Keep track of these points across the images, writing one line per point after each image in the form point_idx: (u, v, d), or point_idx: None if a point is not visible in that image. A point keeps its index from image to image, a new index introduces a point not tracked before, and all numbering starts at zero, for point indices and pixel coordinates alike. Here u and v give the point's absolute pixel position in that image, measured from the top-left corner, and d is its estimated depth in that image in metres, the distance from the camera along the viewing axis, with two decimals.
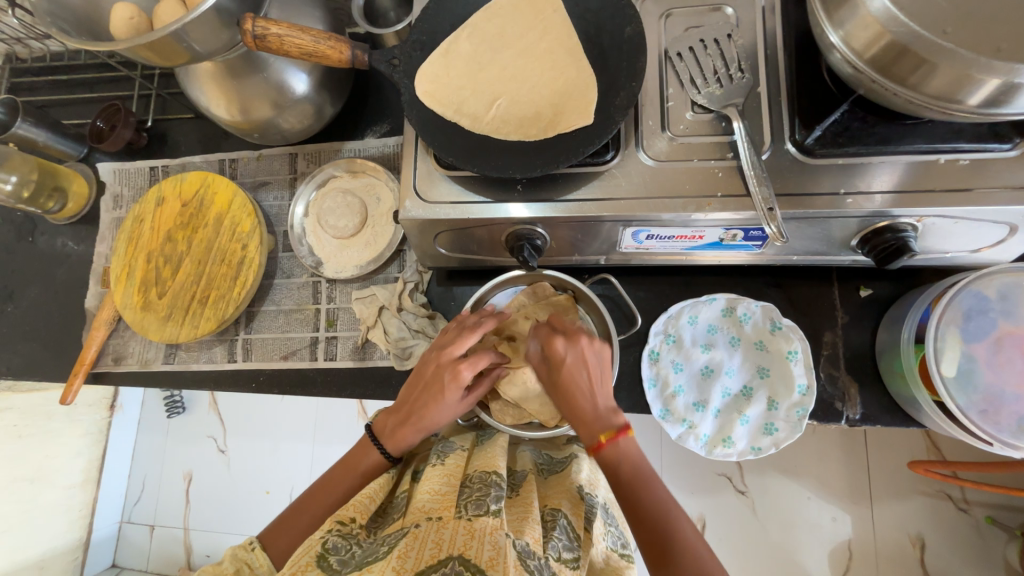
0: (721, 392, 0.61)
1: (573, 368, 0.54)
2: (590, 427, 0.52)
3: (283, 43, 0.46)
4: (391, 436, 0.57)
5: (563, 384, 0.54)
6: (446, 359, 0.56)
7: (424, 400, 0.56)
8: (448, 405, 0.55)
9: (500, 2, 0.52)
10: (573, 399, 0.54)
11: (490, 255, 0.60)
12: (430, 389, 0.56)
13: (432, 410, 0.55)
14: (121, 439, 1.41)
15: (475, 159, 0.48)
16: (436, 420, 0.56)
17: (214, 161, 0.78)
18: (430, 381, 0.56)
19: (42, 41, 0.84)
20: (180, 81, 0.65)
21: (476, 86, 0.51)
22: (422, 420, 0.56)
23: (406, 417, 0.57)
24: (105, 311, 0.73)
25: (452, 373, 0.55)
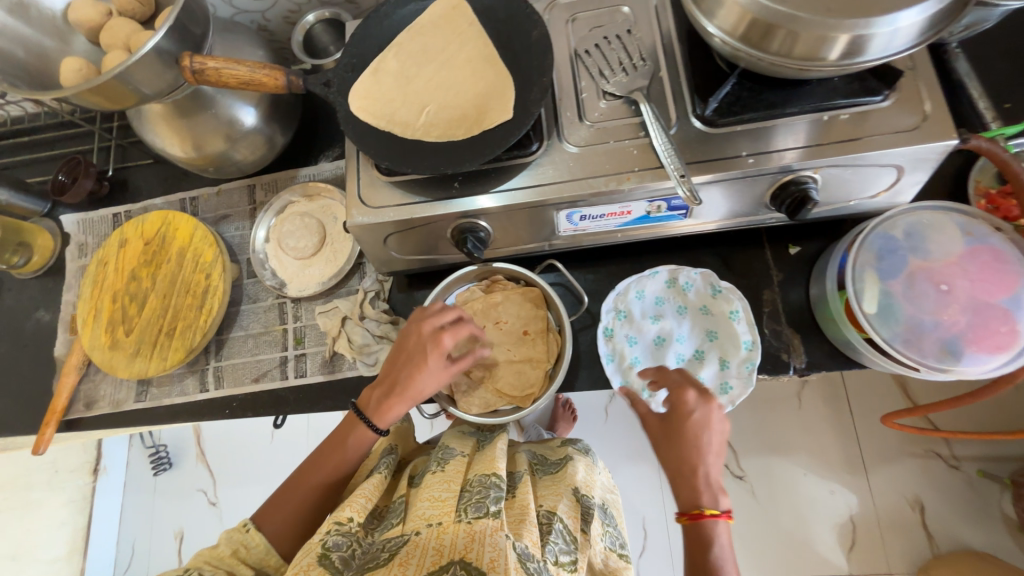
0: (675, 358, 0.64)
1: (699, 426, 0.51)
2: (691, 499, 0.50)
3: (220, 75, 0.50)
4: (377, 413, 0.56)
5: (683, 437, 0.51)
6: (433, 329, 0.56)
7: (408, 369, 0.56)
8: (433, 373, 0.55)
9: (420, 21, 0.57)
10: (679, 455, 0.51)
11: (441, 253, 0.64)
12: (416, 361, 0.56)
13: (417, 379, 0.55)
14: (107, 501, 1.39)
15: (409, 162, 0.52)
16: (422, 390, 0.56)
17: (175, 201, 0.81)
18: (417, 352, 0.56)
19: (1, 107, 0.87)
20: (134, 125, 0.68)
21: (405, 97, 0.55)
22: (410, 391, 0.56)
23: (391, 391, 0.56)
24: (74, 357, 0.74)
25: (442, 344, 0.55)
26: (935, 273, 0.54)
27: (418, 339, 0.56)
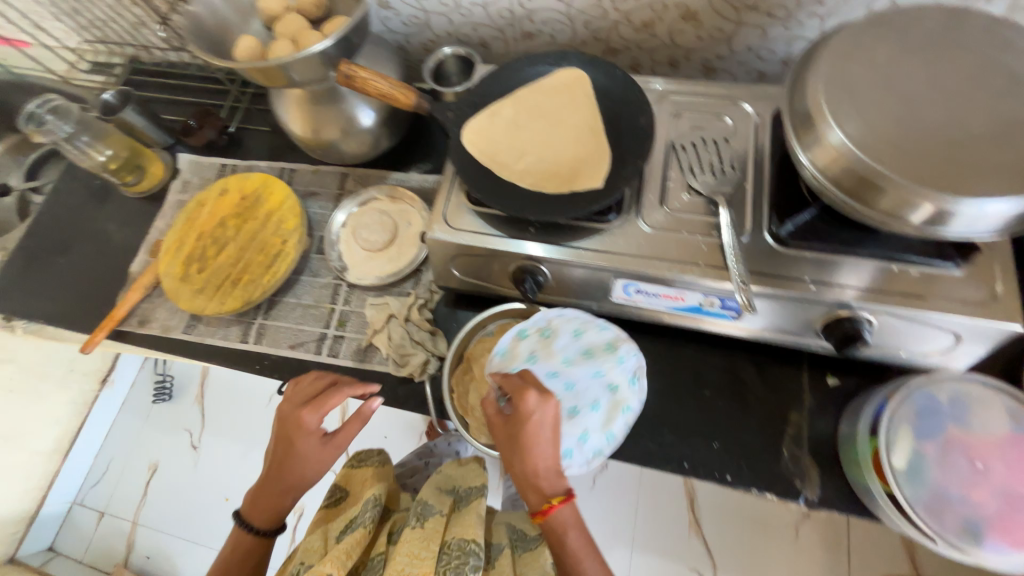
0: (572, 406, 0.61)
1: (536, 424, 0.55)
2: (539, 494, 0.55)
3: (366, 84, 0.58)
4: (276, 497, 0.61)
5: (523, 443, 0.54)
6: (291, 420, 0.60)
7: (286, 451, 0.60)
8: (311, 453, 0.59)
9: (543, 82, 0.63)
10: (528, 459, 0.54)
11: (497, 284, 0.68)
12: (300, 451, 0.59)
13: (294, 461, 0.59)
14: (104, 413, 1.46)
15: (499, 198, 0.57)
16: (307, 468, 0.59)
17: (276, 168, 0.89)
18: (291, 441, 0.59)
19: (164, 52, 1.01)
20: (271, 100, 0.78)
21: (511, 142, 0.61)
22: (302, 479, 0.60)
23: (284, 481, 0.60)
24: (147, 277, 0.81)
25: (311, 429, 0.60)
26: (972, 447, 0.54)
27: (284, 430, 0.61)
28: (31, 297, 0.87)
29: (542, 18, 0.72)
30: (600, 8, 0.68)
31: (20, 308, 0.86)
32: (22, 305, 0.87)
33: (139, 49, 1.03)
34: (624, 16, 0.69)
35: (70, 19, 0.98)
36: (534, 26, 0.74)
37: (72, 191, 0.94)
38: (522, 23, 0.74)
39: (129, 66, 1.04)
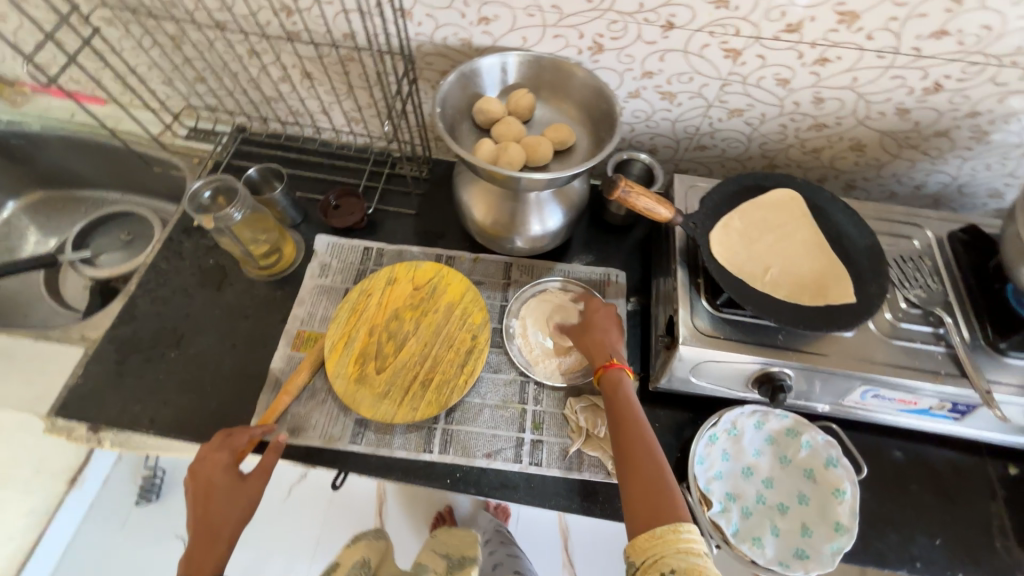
0: (758, 495, 0.65)
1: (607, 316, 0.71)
2: (625, 405, 0.61)
3: (635, 203, 0.60)
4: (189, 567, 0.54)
5: (595, 323, 0.71)
6: (200, 471, 0.59)
7: (202, 473, 0.59)
8: (222, 467, 0.59)
9: (763, 198, 0.69)
10: (598, 343, 0.68)
11: (725, 388, 0.68)
12: (217, 498, 0.58)
13: (212, 478, 0.59)
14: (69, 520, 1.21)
15: (766, 310, 0.60)
16: (213, 484, 0.58)
17: (431, 255, 0.86)
18: (208, 484, 0.58)
19: (286, 124, 0.96)
20: (461, 190, 0.79)
21: (753, 255, 0.65)
22: (223, 523, 0.57)
23: (207, 531, 0.56)
24: (300, 378, 0.70)
25: (224, 465, 0.60)
26: None
27: (195, 484, 0.58)
28: (132, 402, 0.72)
29: (724, 135, 0.80)
30: (783, 134, 0.77)
31: (118, 416, 0.71)
32: (119, 412, 0.71)
33: (253, 119, 0.96)
34: (800, 142, 0.78)
35: (184, 83, 0.90)
36: (712, 141, 0.81)
37: (179, 272, 0.83)
38: (702, 138, 0.81)
39: (236, 135, 0.97)
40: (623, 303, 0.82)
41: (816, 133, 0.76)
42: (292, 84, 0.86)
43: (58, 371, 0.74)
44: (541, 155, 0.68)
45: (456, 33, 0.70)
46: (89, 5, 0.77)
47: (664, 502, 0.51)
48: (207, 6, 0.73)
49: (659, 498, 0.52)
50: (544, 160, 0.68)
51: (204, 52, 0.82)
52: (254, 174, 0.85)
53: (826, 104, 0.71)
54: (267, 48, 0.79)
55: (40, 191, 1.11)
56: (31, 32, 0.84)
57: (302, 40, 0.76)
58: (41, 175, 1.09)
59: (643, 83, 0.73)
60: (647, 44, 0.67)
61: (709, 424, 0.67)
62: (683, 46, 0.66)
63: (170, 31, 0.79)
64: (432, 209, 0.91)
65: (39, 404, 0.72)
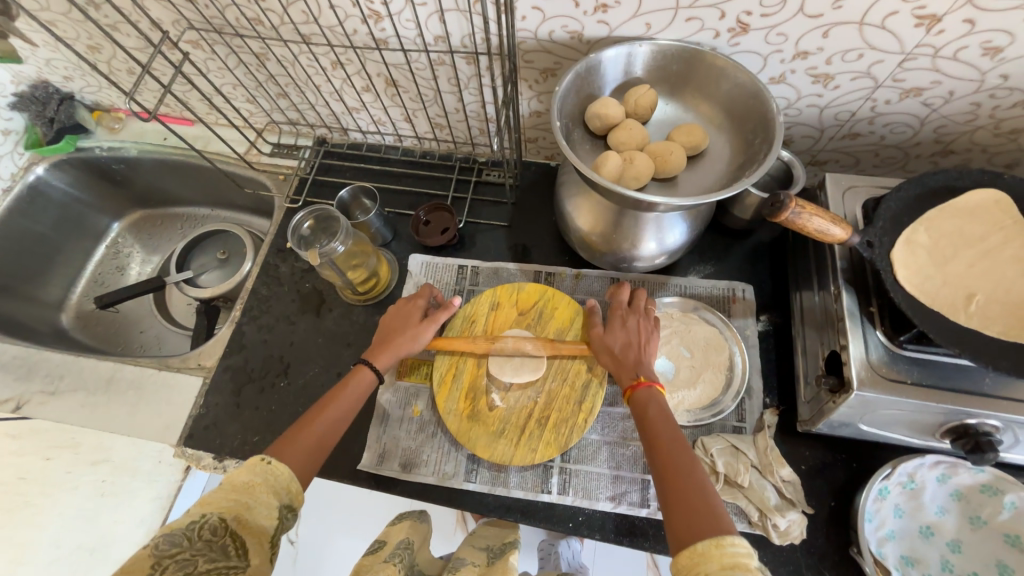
0: (944, 562, 0.55)
1: (630, 331, 0.62)
2: (660, 420, 0.52)
3: (805, 224, 0.49)
4: (363, 359, 0.62)
5: (620, 336, 0.62)
6: (401, 306, 0.68)
7: (403, 309, 0.67)
8: (417, 308, 0.67)
9: (957, 202, 0.56)
10: (622, 354, 0.60)
11: (899, 434, 0.57)
12: (403, 329, 0.65)
13: (410, 316, 0.66)
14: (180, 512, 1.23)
15: (976, 352, 0.48)
16: (406, 324, 0.65)
17: (529, 272, 0.80)
18: (401, 322, 0.66)
19: (367, 134, 0.91)
20: (566, 204, 0.71)
21: (948, 278, 0.53)
22: (398, 344, 0.64)
23: (387, 342, 0.64)
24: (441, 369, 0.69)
25: (418, 308, 0.67)
26: None
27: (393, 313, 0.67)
28: (251, 433, 0.73)
29: (887, 120, 0.66)
30: (973, 114, 0.62)
31: (239, 447, 0.72)
32: (240, 443, 0.73)
33: (334, 131, 0.93)
34: (995, 123, 0.62)
35: (267, 99, 0.88)
36: (869, 128, 0.67)
37: (279, 298, 0.83)
38: (856, 124, 0.67)
39: (318, 149, 0.93)
40: (753, 324, 0.72)
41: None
42: (376, 94, 0.80)
43: (182, 401, 0.77)
44: (673, 167, 0.58)
45: (566, 26, 0.61)
46: (177, 28, 0.75)
47: (709, 515, 0.42)
48: (293, 19, 0.69)
49: (702, 509, 0.42)
50: (676, 170, 0.59)
51: (289, 66, 0.78)
52: (345, 196, 0.81)
53: None
54: (353, 58, 0.74)
55: (141, 211, 1.15)
56: (124, 61, 0.84)
57: (390, 46, 0.70)
58: (138, 196, 1.13)
59: (792, 66, 0.60)
60: (809, 18, 0.54)
61: (880, 476, 0.57)
62: (861, 17, 0.53)
63: (256, 48, 0.75)
64: (525, 219, 0.84)
65: (169, 434, 0.75)
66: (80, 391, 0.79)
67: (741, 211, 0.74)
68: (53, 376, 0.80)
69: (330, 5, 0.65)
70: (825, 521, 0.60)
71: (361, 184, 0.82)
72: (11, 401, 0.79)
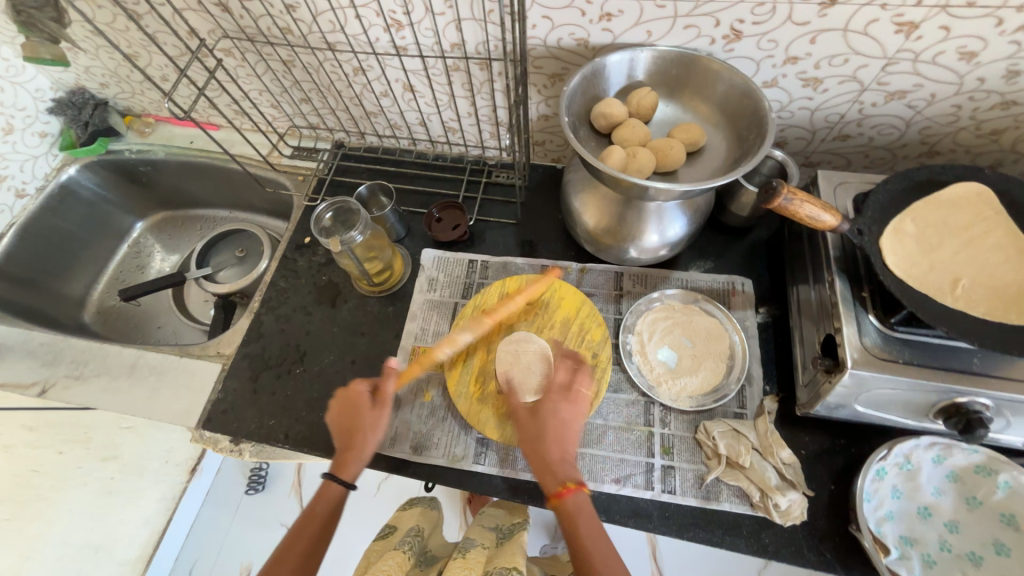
0: (941, 541, 0.57)
1: (563, 423, 0.58)
2: (590, 528, 0.52)
3: (798, 210, 0.52)
4: (329, 471, 0.61)
5: (551, 422, 0.58)
6: (350, 398, 0.64)
7: (353, 410, 0.63)
8: (367, 407, 0.63)
9: (942, 194, 0.59)
10: (550, 461, 0.56)
11: (896, 416, 0.59)
12: (360, 423, 0.63)
13: (360, 417, 0.63)
14: (188, 510, 1.26)
15: (963, 330, 0.51)
16: (361, 420, 0.63)
17: (537, 266, 0.83)
18: (355, 417, 0.63)
19: (383, 138, 0.96)
20: (572, 199, 0.75)
21: (935, 264, 0.56)
22: (361, 449, 0.61)
23: (349, 448, 0.62)
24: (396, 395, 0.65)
25: (364, 397, 0.64)
26: None
27: (345, 406, 0.64)
28: (267, 417, 0.76)
29: (875, 122, 0.70)
30: (955, 116, 0.66)
31: (255, 430, 0.75)
32: (256, 427, 0.75)
33: (351, 135, 0.98)
34: (975, 124, 0.66)
35: (291, 104, 0.93)
36: (859, 130, 0.72)
37: (296, 290, 0.86)
38: (846, 126, 0.72)
39: (336, 152, 0.98)
40: (752, 315, 0.75)
41: (1001, 112, 0.64)
42: (393, 98, 0.85)
43: (201, 386, 0.80)
44: (674, 161, 0.62)
45: (573, 33, 0.66)
46: (212, 37, 0.81)
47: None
48: (322, 28, 0.74)
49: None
50: (676, 165, 0.63)
51: (313, 72, 0.84)
52: (363, 192, 0.87)
53: (1022, 77, 0.59)
54: (374, 64, 0.79)
55: (163, 212, 1.20)
56: (159, 67, 0.90)
57: (409, 53, 0.75)
58: (162, 198, 1.18)
59: (784, 70, 0.65)
60: (797, 25, 0.58)
61: (877, 457, 0.59)
62: (845, 24, 0.57)
63: (284, 56, 0.81)
64: (533, 217, 0.88)
65: (188, 417, 0.78)
66: (103, 376, 0.82)
67: (739, 209, 0.78)
68: (78, 363, 0.84)
69: (356, 15, 0.71)
70: (826, 502, 0.62)
71: (378, 182, 0.88)
72: (37, 385, 0.82)
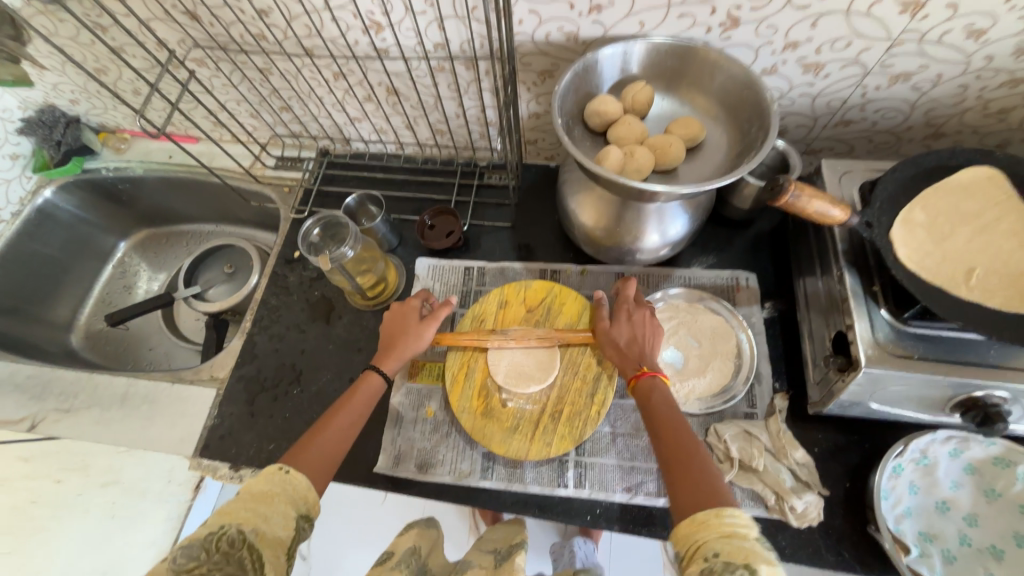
0: (961, 536, 0.56)
1: (636, 325, 0.63)
2: (666, 404, 0.54)
3: (806, 207, 0.50)
4: (373, 361, 0.64)
5: (627, 337, 0.62)
6: (400, 308, 0.69)
7: (400, 318, 0.68)
8: (411, 313, 0.67)
9: (951, 180, 0.57)
10: (628, 346, 0.61)
11: (910, 411, 0.58)
12: (406, 331, 0.66)
13: (410, 318, 0.67)
14: None
15: (980, 325, 0.49)
16: (409, 326, 0.66)
17: (535, 270, 0.81)
18: (399, 324, 0.67)
19: (369, 143, 0.93)
20: (569, 201, 0.73)
21: (948, 254, 0.54)
22: (403, 344, 0.65)
23: (392, 341, 0.66)
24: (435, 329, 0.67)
25: (415, 308, 0.68)
26: None
27: (394, 315, 0.69)
28: (267, 441, 0.73)
29: (878, 106, 0.67)
30: (961, 96, 0.63)
31: (255, 455, 0.73)
32: (256, 452, 0.73)
33: (336, 141, 0.94)
34: (982, 104, 0.64)
35: (271, 113, 0.89)
36: (861, 114, 0.69)
37: (288, 307, 0.84)
38: (848, 112, 0.69)
39: (321, 160, 0.95)
40: (758, 311, 0.73)
41: (1009, 91, 0.61)
42: (377, 102, 0.82)
43: (197, 412, 0.78)
44: (673, 159, 0.60)
45: (562, 27, 0.63)
46: (183, 47, 0.77)
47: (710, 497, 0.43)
48: (297, 33, 0.71)
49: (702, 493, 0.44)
50: (676, 162, 0.60)
51: (291, 80, 0.80)
52: (351, 203, 0.83)
53: None
54: (355, 69, 0.76)
55: (147, 229, 1.17)
56: (130, 81, 0.86)
57: (391, 55, 0.72)
58: (145, 215, 1.14)
59: (784, 57, 0.62)
60: (796, 10, 0.56)
61: (893, 454, 0.57)
62: (847, 6, 0.54)
63: (259, 64, 0.77)
64: (528, 219, 0.86)
65: (185, 445, 0.75)
66: (96, 407, 0.80)
67: (740, 202, 0.75)
68: (69, 395, 0.82)
69: (332, 18, 0.67)
70: (841, 501, 0.61)
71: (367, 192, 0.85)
72: (27, 420, 0.79)
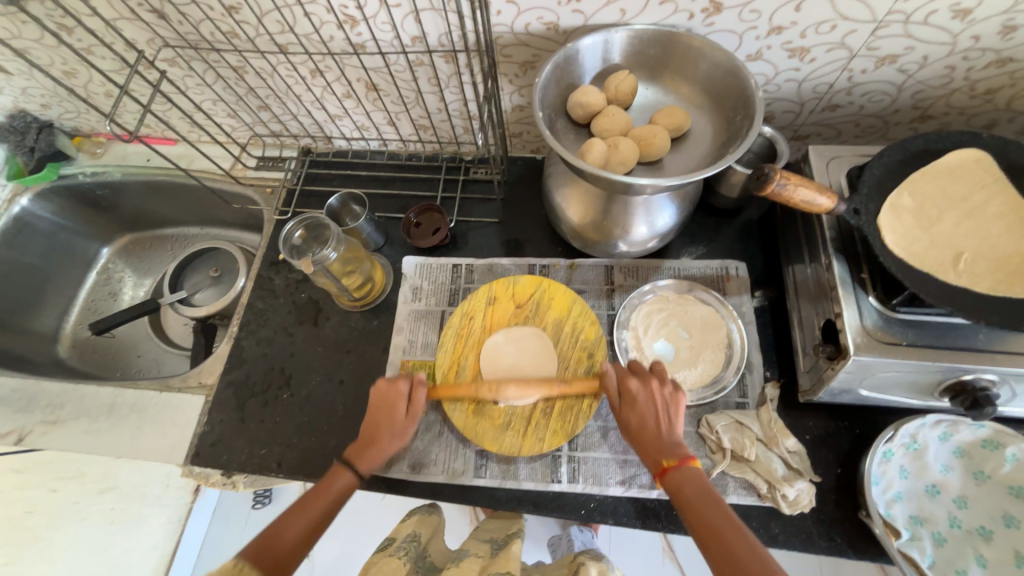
0: (951, 518, 0.56)
1: (643, 407, 0.56)
2: (701, 501, 0.47)
3: (792, 195, 0.49)
4: (344, 459, 0.58)
5: (637, 424, 0.55)
6: (382, 394, 0.62)
7: (377, 416, 0.61)
8: (396, 419, 0.61)
9: (939, 164, 0.57)
10: (646, 427, 0.55)
11: (900, 396, 0.58)
12: (383, 432, 0.60)
13: (383, 421, 0.61)
14: None
15: (968, 309, 0.49)
16: (387, 433, 0.60)
17: (524, 266, 0.80)
18: (374, 432, 0.60)
19: (351, 141, 0.91)
20: (555, 195, 0.71)
21: (936, 239, 0.54)
22: (384, 440, 0.60)
23: (372, 438, 0.60)
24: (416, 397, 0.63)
25: (401, 396, 0.62)
26: None
27: (376, 402, 0.63)
28: (258, 446, 0.73)
29: (865, 89, 0.66)
30: (948, 77, 0.63)
31: (247, 461, 0.72)
32: (247, 458, 0.72)
33: (318, 140, 0.92)
34: (969, 84, 0.63)
35: (249, 113, 0.87)
36: (848, 98, 0.68)
37: (275, 310, 0.83)
38: (835, 96, 0.68)
39: (303, 159, 0.93)
40: (748, 300, 0.73)
41: (996, 70, 0.61)
42: (357, 99, 0.80)
43: (186, 420, 0.77)
44: (657, 150, 0.59)
45: (541, 17, 0.61)
46: (153, 47, 0.75)
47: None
48: (269, 30, 0.69)
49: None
50: (661, 153, 0.59)
51: (267, 78, 0.78)
52: (334, 203, 0.82)
53: (1019, 32, 0.55)
54: (332, 65, 0.74)
55: (130, 234, 1.15)
56: (101, 84, 0.84)
57: (368, 50, 0.70)
58: (127, 220, 1.12)
59: (768, 41, 0.61)
60: None
61: (884, 439, 0.57)
62: None
63: (233, 62, 0.75)
64: (516, 213, 0.85)
65: (174, 454, 0.74)
66: (83, 418, 0.79)
67: (728, 190, 0.75)
68: (53, 407, 0.80)
69: (304, 13, 0.65)
70: (833, 487, 0.61)
71: (350, 191, 0.83)
72: (12, 434, 0.78)
